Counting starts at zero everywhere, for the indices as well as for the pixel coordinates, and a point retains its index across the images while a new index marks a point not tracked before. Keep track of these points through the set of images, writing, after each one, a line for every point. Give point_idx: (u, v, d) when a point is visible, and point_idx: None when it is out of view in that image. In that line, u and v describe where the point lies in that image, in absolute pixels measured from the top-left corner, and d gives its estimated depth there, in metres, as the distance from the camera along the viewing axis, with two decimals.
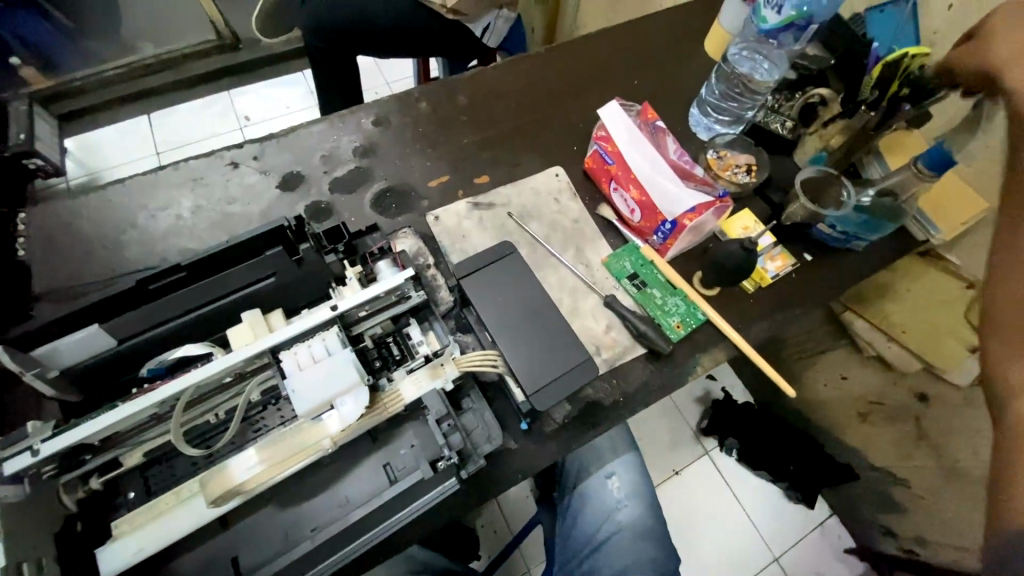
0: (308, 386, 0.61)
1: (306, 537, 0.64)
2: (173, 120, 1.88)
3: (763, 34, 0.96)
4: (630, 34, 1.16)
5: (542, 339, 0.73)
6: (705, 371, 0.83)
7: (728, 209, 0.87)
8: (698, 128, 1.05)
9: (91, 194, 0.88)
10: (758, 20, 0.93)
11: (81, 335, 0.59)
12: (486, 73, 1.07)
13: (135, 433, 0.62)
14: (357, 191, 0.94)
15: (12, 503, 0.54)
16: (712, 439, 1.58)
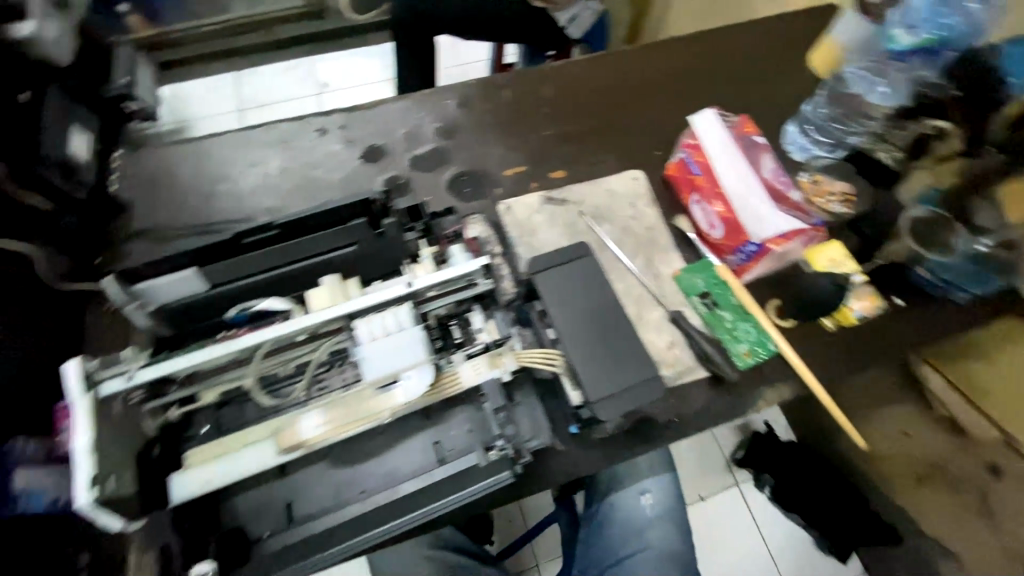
0: (379, 356, 0.64)
1: (355, 499, 0.67)
2: (258, 80, 1.97)
3: (890, 55, 0.90)
4: (732, 39, 1.09)
5: (610, 347, 0.65)
6: (766, 405, 0.80)
7: (820, 236, 0.84)
8: (793, 147, 0.99)
9: (190, 144, 0.92)
10: (887, 38, 0.88)
11: (177, 277, 0.64)
12: (576, 65, 1.04)
13: (213, 374, 0.66)
14: (434, 172, 0.94)
15: (107, 419, 0.60)
16: (745, 471, 1.51)
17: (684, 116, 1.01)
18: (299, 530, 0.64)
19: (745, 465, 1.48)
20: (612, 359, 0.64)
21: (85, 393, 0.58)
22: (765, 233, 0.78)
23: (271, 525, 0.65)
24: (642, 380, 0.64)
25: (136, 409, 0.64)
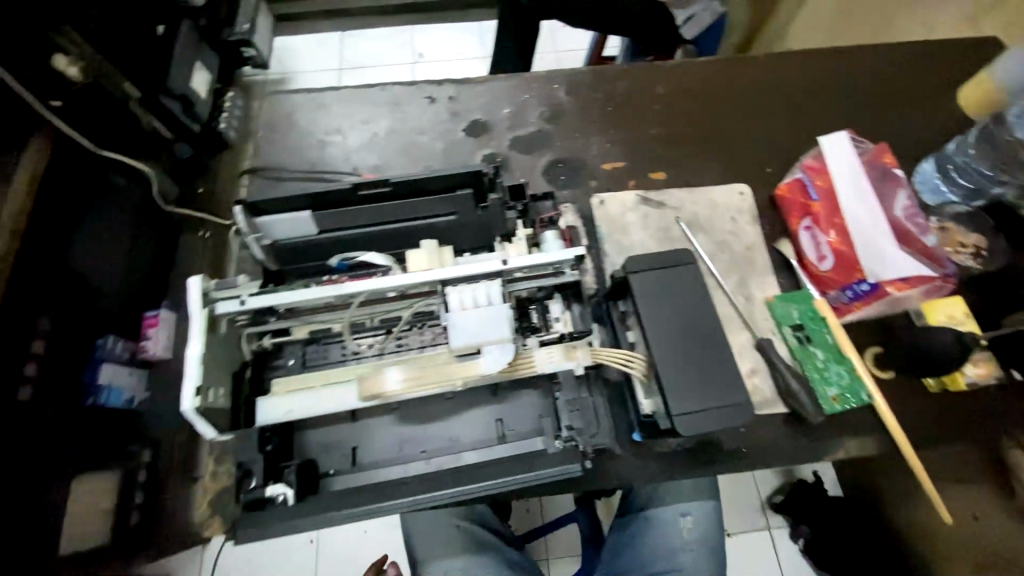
0: (467, 326, 0.65)
1: (417, 457, 0.69)
2: (361, 43, 1.98)
3: None
4: (871, 63, 1.01)
5: (700, 362, 0.62)
6: (844, 454, 0.75)
7: (950, 288, 0.76)
8: (922, 188, 0.90)
9: (310, 93, 0.97)
10: None
11: (296, 217, 0.68)
12: (695, 67, 1.00)
13: (309, 313, 0.70)
14: (533, 155, 0.94)
15: (217, 336, 0.65)
16: (780, 518, 1.37)
17: (803, 137, 0.95)
18: (364, 472, 0.67)
19: (782, 512, 1.34)
20: (701, 374, 0.61)
21: (202, 309, 0.64)
22: (884, 272, 0.73)
23: (337, 463, 0.69)
24: (731, 403, 0.60)
25: (238, 331, 0.69)
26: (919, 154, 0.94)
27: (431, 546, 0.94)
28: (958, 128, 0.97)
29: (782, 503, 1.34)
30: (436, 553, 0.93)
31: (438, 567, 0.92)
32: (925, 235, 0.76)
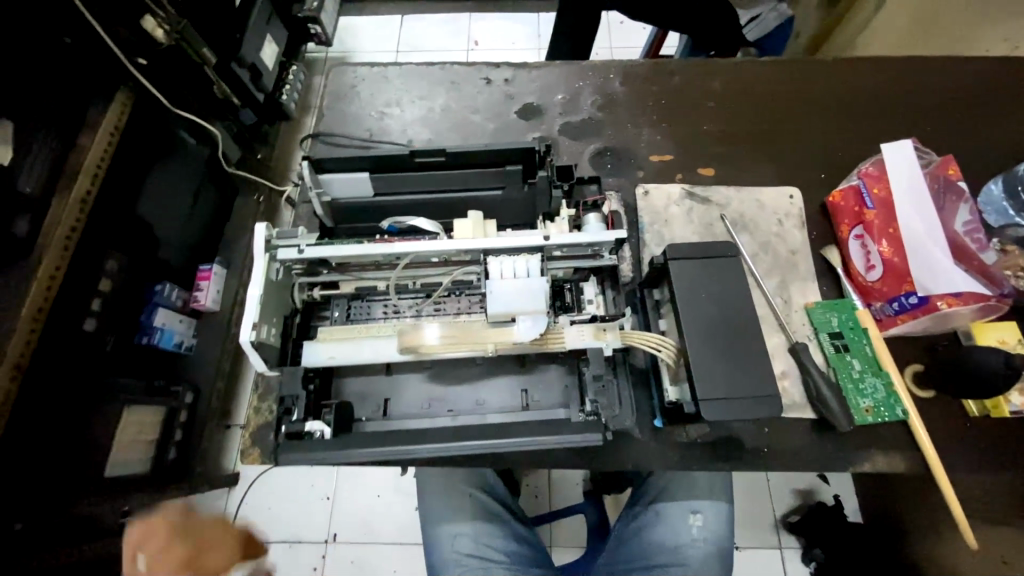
0: (504, 295, 0.68)
1: (443, 415, 0.72)
2: (419, 26, 2.03)
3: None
4: (943, 74, 0.97)
5: (732, 354, 0.63)
6: (871, 469, 0.74)
7: (1006, 309, 0.74)
8: (986, 209, 0.86)
9: (373, 67, 1.01)
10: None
11: (356, 177, 0.73)
12: (755, 68, 0.99)
13: (357, 270, 0.74)
14: (582, 142, 0.95)
15: (273, 280, 0.70)
16: (793, 538, 1.34)
17: (863, 145, 0.92)
18: (393, 423, 0.71)
19: (797, 533, 1.32)
20: (730, 366, 0.62)
21: (265, 254, 0.70)
22: (934, 287, 0.73)
23: (370, 412, 0.73)
24: (760, 395, 0.61)
25: (291, 279, 0.74)
26: (988, 174, 0.90)
27: (442, 508, 0.98)
28: None
29: (799, 524, 1.32)
30: (447, 516, 0.97)
31: (449, 530, 0.96)
32: (983, 251, 0.75)
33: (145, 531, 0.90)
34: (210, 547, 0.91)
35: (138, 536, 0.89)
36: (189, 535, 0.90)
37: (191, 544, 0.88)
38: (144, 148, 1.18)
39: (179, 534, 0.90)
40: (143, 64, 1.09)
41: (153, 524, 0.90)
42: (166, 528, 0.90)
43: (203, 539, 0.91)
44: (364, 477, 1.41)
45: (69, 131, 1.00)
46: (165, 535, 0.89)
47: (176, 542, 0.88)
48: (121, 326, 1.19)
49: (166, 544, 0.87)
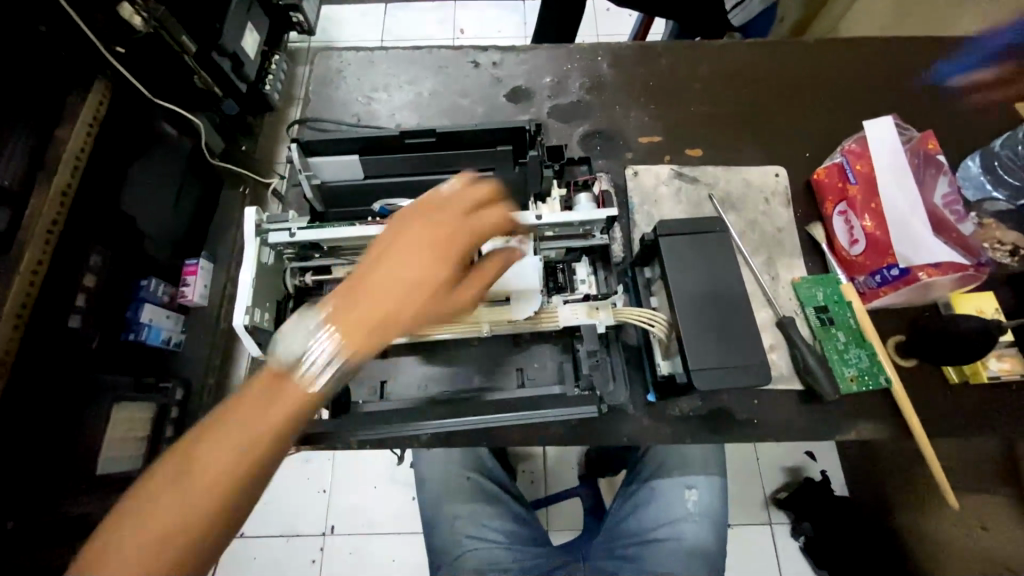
0: (497, 274, 0.68)
1: (440, 395, 0.73)
2: (403, 14, 1.99)
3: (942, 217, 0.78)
4: (921, 54, 0.99)
5: (722, 327, 0.64)
6: (857, 437, 0.76)
7: (982, 278, 0.76)
8: (965, 185, 0.88)
9: (360, 52, 1.00)
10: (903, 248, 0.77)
11: (345, 160, 0.72)
12: (741, 49, 1.00)
13: (349, 253, 0.74)
14: (570, 125, 0.95)
15: (264, 264, 0.70)
16: (783, 513, 1.37)
17: (846, 124, 0.94)
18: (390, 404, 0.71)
19: (786, 508, 1.35)
20: (720, 337, 0.63)
21: (255, 237, 0.69)
22: (915, 259, 0.75)
23: (366, 395, 0.73)
24: (750, 364, 0.62)
25: (283, 264, 0.74)
26: (966, 151, 0.93)
27: (441, 492, 0.99)
28: (1008, 125, 0.94)
29: (787, 499, 1.35)
30: (447, 500, 0.98)
31: (449, 514, 0.97)
32: (961, 222, 0.78)
33: (95, 551, 0.45)
34: (246, 488, 0.49)
35: (105, 548, 0.45)
36: (223, 486, 0.48)
37: (186, 533, 0.46)
38: (124, 139, 1.16)
39: (168, 538, 0.45)
40: (121, 53, 1.07)
41: (159, 495, 0.46)
42: (197, 480, 0.47)
43: (243, 464, 0.49)
44: (360, 467, 1.41)
45: (47, 121, 0.97)
46: (349, 340, 0.53)
47: (199, 496, 0.47)
48: (107, 321, 1.17)
49: (194, 491, 0.47)
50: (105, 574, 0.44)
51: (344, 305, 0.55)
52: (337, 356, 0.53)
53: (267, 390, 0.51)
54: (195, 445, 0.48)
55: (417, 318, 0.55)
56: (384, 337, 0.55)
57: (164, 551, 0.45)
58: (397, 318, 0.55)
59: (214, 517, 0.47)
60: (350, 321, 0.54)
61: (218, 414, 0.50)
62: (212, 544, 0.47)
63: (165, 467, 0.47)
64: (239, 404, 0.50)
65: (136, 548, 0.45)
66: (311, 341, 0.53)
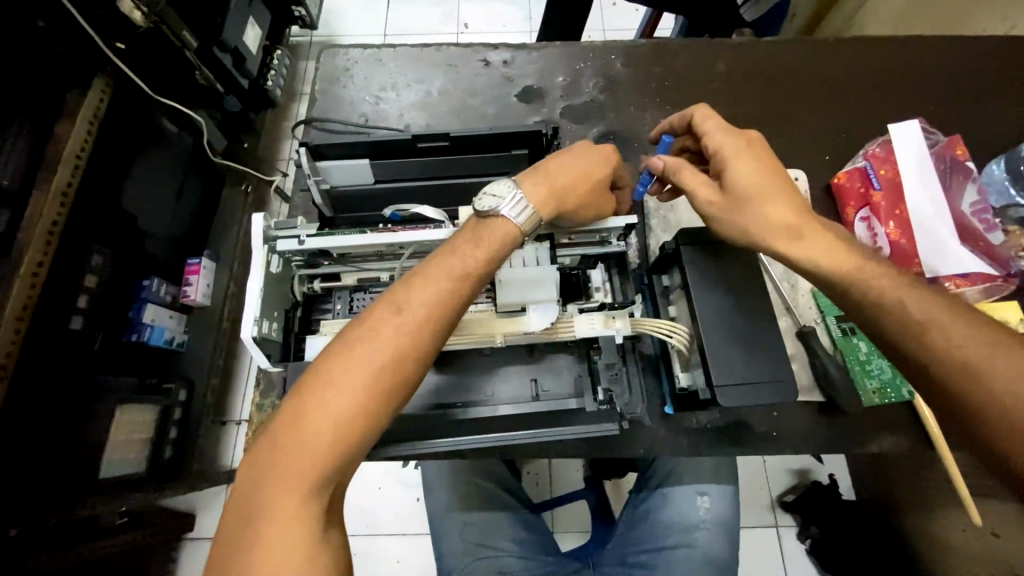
0: (514, 283, 0.66)
1: (457, 407, 0.71)
2: (405, 7, 1.95)
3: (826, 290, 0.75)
4: (944, 54, 0.96)
5: (748, 340, 0.62)
6: (877, 449, 0.75)
7: (1011, 290, 0.78)
8: (989, 189, 0.86)
9: (366, 49, 0.97)
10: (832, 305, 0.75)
11: (355, 165, 0.71)
12: (759, 47, 0.97)
13: (360, 260, 0.72)
14: (584, 126, 0.93)
15: (272, 272, 0.68)
16: (789, 516, 1.36)
17: (867, 126, 0.92)
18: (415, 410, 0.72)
19: (793, 511, 1.33)
20: (745, 351, 0.62)
21: (263, 245, 0.67)
22: (943, 268, 0.76)
23: None
24: (776, 379, 0.61)
25: (292, 271, 0.72)
26: (990, 154, 0.90)
27: (449, 498, 0.97)
28: None
29: (794, 502, 1.33)
30: (455, 506, 0.97)
31: (457, 520, 0.96)
32: (991, 232, 0.79)
33: (253, 464, 0.53)
34: (369, 425, 0.53)
35: (253, 468, 0.52)
36: (347, 423, 0.52)
37: (319, 459, 0.51)
38: (129, 139, 1.13)
39: (309, 461, 0.51)
40: (121, 49, 1.03)
41: (305, 426, 0.52)
42: (328, 413, 0.52)
43: (365, 400, 0.52)
44: (363, 469, 1.40)
45: (46, 120, 0.94)
46: (539, 192, 0.63)
47: (328, 428, 0.51)
48: (108, 323, 1.15)
49: (325, 424, 0.51)
50: (258, 487, 0.51)
51: (455, 250, 0.59)
52: (443, 304, 0.56)
53: (382, 333, 0.54)
54: (324, 380, 0.53)
55: (589, 193, 0.65)
56: (569, 202, 0.64)
57: (303, 475, 0.51)
58: (578, 186, 0.65)
59: (341, 447, 0.52)
60: (456, 269, 0.58)
61: (341, 352, 0.54)
62: (338, 472, 0.52)
63: (299, 401, 0.52)
64: (358, 347, 0.54)
65: (285, 469, 0.51)
66: (420, 286, 0.56)
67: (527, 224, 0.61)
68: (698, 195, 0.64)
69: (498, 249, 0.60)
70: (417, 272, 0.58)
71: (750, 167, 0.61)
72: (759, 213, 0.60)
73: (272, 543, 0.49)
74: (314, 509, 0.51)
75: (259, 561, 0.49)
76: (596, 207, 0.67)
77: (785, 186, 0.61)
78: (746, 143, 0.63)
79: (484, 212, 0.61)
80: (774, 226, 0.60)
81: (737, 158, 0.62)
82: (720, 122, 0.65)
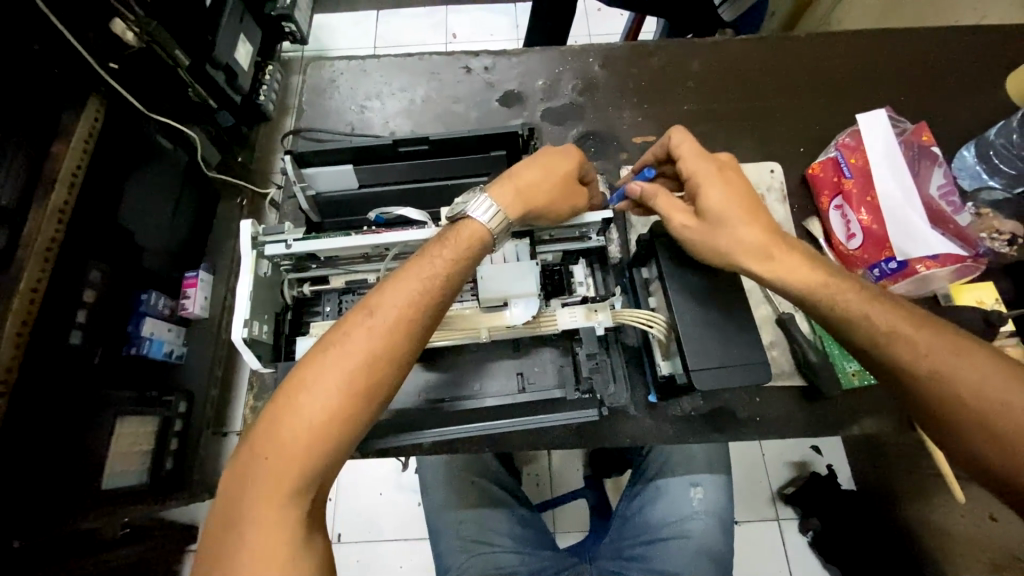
0: (496, 278, 0.68)
1: (445, 402, 0.73)
2: (394, 20, 1.99)
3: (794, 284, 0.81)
4: (913, 46, 0.99)
5: (722, 324, 0.64)
6: (860, 431, 0.76)
7: (983, 269, 0.79)
8: (960, 174, 0.89)
9: (351, 61, 1.00)
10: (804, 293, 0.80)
11: (340, 170, 0.76)
12: (733, 45, 1.00)
13: (348, 262, 0.74)
14: (564, 127, 0.95)
15: (261, 275, 0.71)
16: (790, 509, 1.36)
17: (840, 118, 0.94)
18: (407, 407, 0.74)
19: (793, 503, 1.33)
20: (720, 336, 0.63)
21: (253, 250, 0.69)
22: (913, 251, 0.77)
23: None
24: (750, 363, 0.63)
25: (281, 275, 0.74)
26: (960, 140, 0.93)
27: (446, 496, 0.98)
28: (1003, 114, 0.94)
29: (794, 495, 1.33)
30: (451, 504, 0.98)
31: (454, 518, 0.97)
32: (959, 214, 0.81)
33: (236, 469, 0.54)
34: (348, 424, 0.54)
35: (236, 475, 0.54)
36: (323, 424, 0.53)
37: (300, 460, 0.53)
38: (123, 156, 1.15)
39: (291, 462, 0.53)
40: (114, 69, 1.05)
41: (283, 429, 0.53)
42: (306, 414, 0.53)
43: (340, 401, 0.54)
44: (363, 478, 1.41)
45: (42, 140, 0.97)
46: (507, 198, 0.65)
47: (305, 431, 0.53)
48: (108, 337, 1.16)
49: (303, 425, 0.53)
50: (241, 491, 0.53)
51: (427, 252, 0.62)
52: (415, 304, 0.58)
53: (356, 336, 0.56)
54: (299, 384, 0.54)
55: (559, 192, 0.68)
56: (539, 202, 0.67)
57: (282, 478, 0.53)
58: (546, 185, 0.67)
59: (319, 448, 0.53)
60: (427, 269, 0.60)
61: (317, 357, 0.56)
62: (319, 474, 0.54)
63: (278, 404, 0.55)
64: (331, 350, 0.56)
65: (266, 473, 0.53)
66: (391, 288, 0.58)
67: (498, 227, 0.64)
68: (675, 219, 0.65)
69: (468, 249, 0.62)
70: (389, 276, 0.60)
71: (720, 191, 0.63)
72: (731, 237, 0.62)
73: (254, 545, 0.51)
74: (300, 506, 0.53)
75: (245, 560, 0.51)
76: (567, 206, 0.70)
77: (754, 213, 0.63)
78: (719, 167, 0.65)
79: (456, 215, 0.65)
80: (746, 249, 0.62)
81: (708, 183, 0.64)
82: (694, 146, 0.67)
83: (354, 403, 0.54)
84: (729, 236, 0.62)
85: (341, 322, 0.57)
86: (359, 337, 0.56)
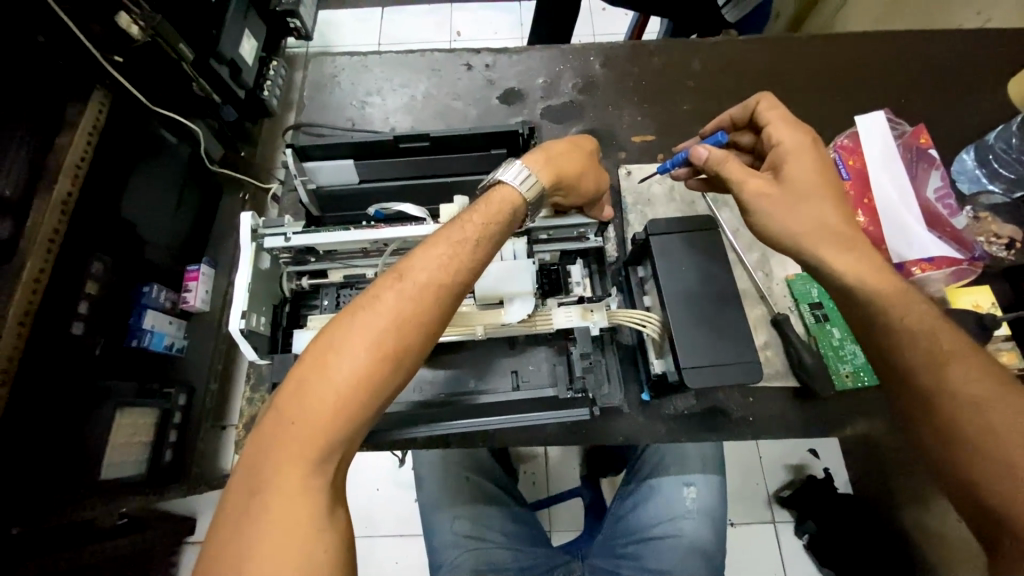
0: (493, 276, 0.69)
1: (439, 399, 0.74)
2: (399, 18, 1.99)
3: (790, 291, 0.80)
4: (914, 49, 0.99)
5: (714, 321, 0.65)
6: (852, 432, 0.77)
7: (980, 272, 0.81)
8: (959, 178, 0.89)
9: (353, 57, 1.00)
10: (799, 295, 0.80)
11: (340, 165, 0.76)
12: (734, 45, 1.00)
13: (346, 257, 0.75)
14: (564, 125, 0.96)
15: (261, 268, 0.72)
16: (786, 512, 1.35)
17: (839, 120, 0.95)
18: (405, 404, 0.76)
19: (789, 506, 1.33)
20: (712, 335, 0.64)
21: (252, 242, 0.70)
22: (908, 254, 0.78)
23: None
24: (741, 361, 0.63)
25: (280, 268, 0.75)
26: (960, 143, 0.93)
27: (441, 491, 0.99)
28: (1002, 119, 0.94)
29: (790, 497, 1.32)
30: (446, 500, 0.98)
31: (447, 513, 0.97)
32: (955, 217, 0.82)
33: (259, 436, 0.54)
34: (374, 393, 0.53)
35: (259, 441, 0.53)
36: (349, 392, 0.52)
37: (324, 426, 0.51)
38: (127, 149, 1.16)
39: (314, 429, 0.51)
40: (119, 62, 1.05)
41: (307, 396, 0.52)
42: (331, 381, 0.52)
43: (365, 367, 0.52)
44: (362, 472, 1.41)
45: (47, 132, 0.98)
46: (538, 164, 0.67)
47: (330, 397, 0.52)
48: (110, 328, 1.17)
49: (328, 391, 0.52)
50: (263, 457, 0.52)
51: (456, 222, 0.61)
52: (444, 272, 0.57)
53: (383, 302, 0.55)
54: (326, 349, 0.53)
55: (584, 167, 0.72)
56: (565, 179, 0.69)
57: (308, 443, 0.51)
58: (574, 159, 0.71)
59: (343, 416, 0.52)
60: (457, 238, 0.59)
61: (344, 322, 0.54)
62: (343, 441, 0.52)
63: (302, 371, 0.53)
64: (360, 316, 0.54)
65: (291, 439, 0.52)
66: (419, 256, 0.57)
67: (531, 192, 0.65)
68: (747, 185, 0.65)
69: (499, 216, 0.62)
70: (419, 245, 0.59)
71: (810, 164, 0.63)
72: (810, 206, 0.61)
73: (276, 513, 0.50)
74: (320, 476, 0.52)
75: (264, 530, 0.49)
76: (592, 182, 0.73)
77: (837, 188, 0.63)
78: (810, 138, 0.65)
79: (489, 183, 0.65)
80: (827, 223, 0.60)
81: (794, 154, 0.64)
82: (783, 114, 0.68)
83: (382, 369, 0.53)
84: (810, 205, 0.61)
85: (371, 288, 0.56)
86: (390, 302, 0.54)
